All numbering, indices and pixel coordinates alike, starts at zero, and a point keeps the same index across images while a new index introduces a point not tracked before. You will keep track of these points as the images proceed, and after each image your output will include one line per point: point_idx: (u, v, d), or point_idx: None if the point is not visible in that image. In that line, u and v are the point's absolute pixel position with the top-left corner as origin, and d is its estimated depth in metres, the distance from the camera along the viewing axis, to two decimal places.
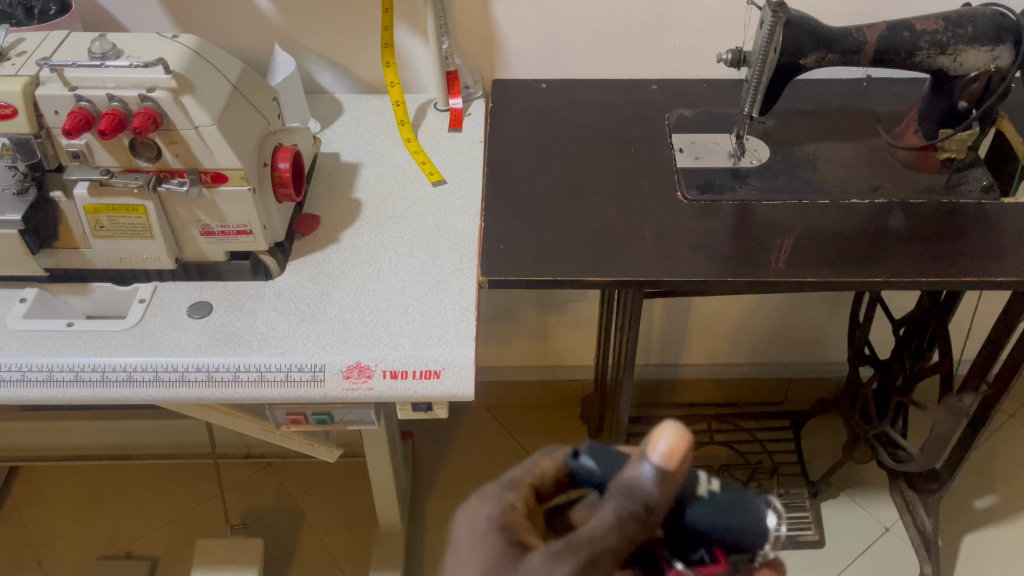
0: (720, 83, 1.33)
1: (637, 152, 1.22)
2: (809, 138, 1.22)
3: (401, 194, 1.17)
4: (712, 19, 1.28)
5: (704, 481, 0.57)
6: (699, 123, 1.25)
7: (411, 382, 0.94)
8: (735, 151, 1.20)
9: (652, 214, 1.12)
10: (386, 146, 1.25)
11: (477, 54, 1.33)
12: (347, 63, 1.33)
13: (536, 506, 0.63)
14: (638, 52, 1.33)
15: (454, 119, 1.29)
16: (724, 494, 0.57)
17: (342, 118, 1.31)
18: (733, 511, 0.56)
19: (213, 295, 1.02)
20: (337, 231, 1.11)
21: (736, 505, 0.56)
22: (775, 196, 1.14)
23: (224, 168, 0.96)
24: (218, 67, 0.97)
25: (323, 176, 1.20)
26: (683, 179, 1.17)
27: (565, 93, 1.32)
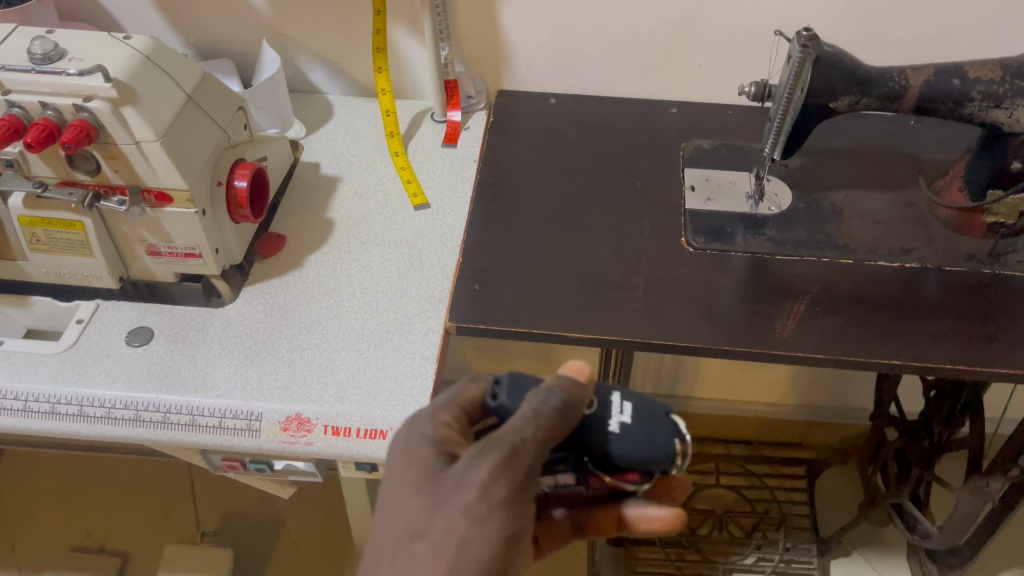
0: (746, 113, 1.20)
1: (643, 186, 1.10)
2: (838, 184, 1.09)
3: (378, 216, 1.07)
4: (744, 41, 1.15)
5: (612, 418, 0.70)
6: (717, 157, 1.12)
7: (354, 440, 0.84)
8: (754, 194, 1.07)
9: (651, 261, 1.00)
10: (371, 159, 1.15)
11: (483, 63, 1.22)
12: (342, 63, 1.24)
13: (466, 426, 0.71)
14: (659, 71, 1.21)
15: (449, 134, 1.19)
16: (632, 424, 0.70)
17: (330, 123, 1.21)
18: (641, 442, 0.69)
19: (156, 320, 0.94)
20: (301, 255, 1.02)
21: (642, 440, 0.69)
22: (791, 251, 1.01)
23: (169, 188, 0.87)
24: (171, 74, 0.87)
25: (299, 189, 1.10)
26: (691, 222, 1.04)
27: (575, 111, 1.21)
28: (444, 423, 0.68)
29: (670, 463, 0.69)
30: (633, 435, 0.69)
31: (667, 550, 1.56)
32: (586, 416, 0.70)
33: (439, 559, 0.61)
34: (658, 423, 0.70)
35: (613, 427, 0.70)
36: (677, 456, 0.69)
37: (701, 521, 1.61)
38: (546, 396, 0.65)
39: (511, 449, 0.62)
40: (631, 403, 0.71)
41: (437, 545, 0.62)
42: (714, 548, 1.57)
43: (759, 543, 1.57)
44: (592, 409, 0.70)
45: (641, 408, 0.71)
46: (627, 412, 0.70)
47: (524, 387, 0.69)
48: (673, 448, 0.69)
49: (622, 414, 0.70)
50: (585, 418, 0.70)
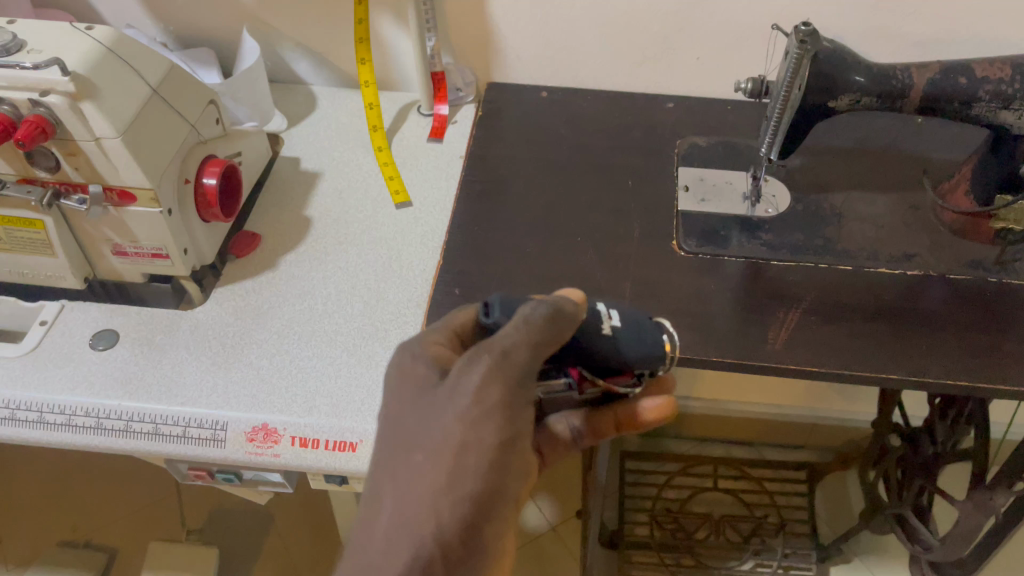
0: (746, 109, 1.15)
1: (635, 185, 1.05)
2: (839, 186, 1.04)
3: (357, 214, 1.03)
4: (743, 33, 1.10)
5: (605, 324, 0.68)
6: (713, 155, 1.07)
7: (322, 453, 0.81)
8: (750, 194, 1.03)
9: (639, 265, 0.96)
10: (353, 154, 1.11)
11: (471, 55, 1.17)
12: (326, 53, 1.19)
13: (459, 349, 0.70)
14: (655, 65, 1.16)
15: (435, 128, 1.15)
16: (624, 329, 0.69)
17: (313, 116, 1.17)
18: (639, 341, 0.69)
19: (122, 322, 0.91)
20: (276, 256, 0.98)
21: (639, 339, 0.69)
22: (787, 256, 0.96)
23: (131, 187, 0.83)
24: (135, 67, 0.83)
25: (277, 185, 1.06)
26: (683, 224, 1.00)
27: (567, 105, 1.16)
28: (435, 342, 0.68)
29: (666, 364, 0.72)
30: (633, 340, 0.69)
31: (662, 555, 1.52)
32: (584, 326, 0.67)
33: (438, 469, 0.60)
34: (650, 329, 0.70)
35: (608, 330, 0.69)
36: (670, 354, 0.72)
37: (697, 525, 1.57)
38: (539, 305, 0.63)
39: (502, 352, 0.61)
40: (617, 311, 0.71)
41: (435, 454, 0.61)
42: (710, 554, 1.53)
43: (757, 548, 1.53)
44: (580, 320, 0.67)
45: (628, 315, 0.71)
46: (617, 319, 0.70)
47: (511, 304, 0.65)
48: (666, 353, 0.71)
49: (615, 321, 0.69)
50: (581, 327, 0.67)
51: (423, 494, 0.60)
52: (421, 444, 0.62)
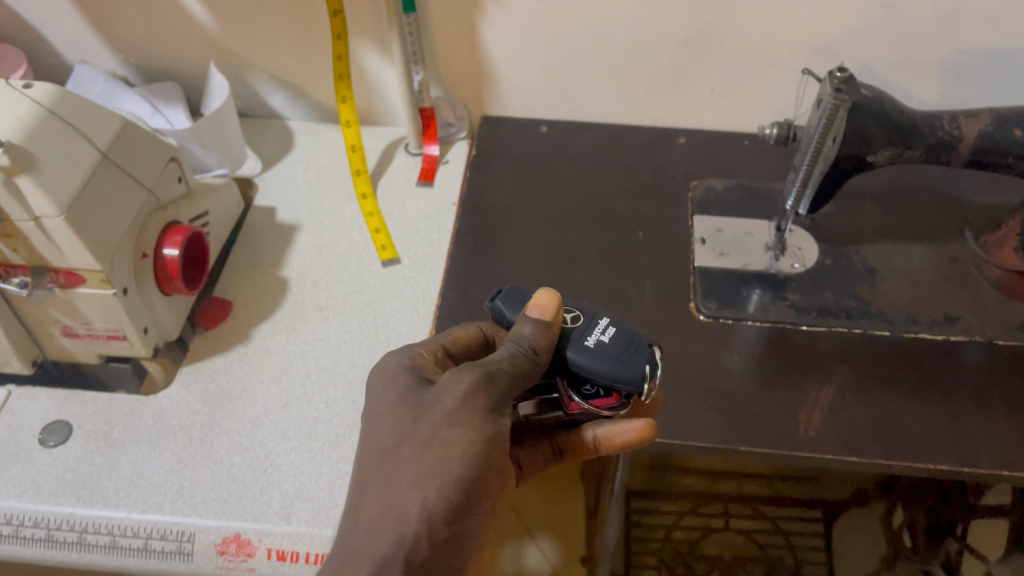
0: (764, 145, 1.05)
1: (645, 237, 0.95)
2: (870, 236, 0.94)
3: (339, 276, 0.93)
4: (762, 65, 1.00)
5: (591, 338, 0.68)
6: (731, 202, 0.98)
7: (301, 569, 0.70)
8: (774, 247, 0.93)
9: (653, 333, 0.86)
10: (335, 203, 1.01)
11: (463, 87, 1.07)
12: (304, 86, 1.08)
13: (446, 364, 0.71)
14: (665, 97, 1.05)
15: (424, 171, 1.04)
16: (608, 347, 0.67)
17: (290, 157, 1.06)
18: (612, 362, 0.66)
19: (77, 411, 0.81)
20: (250, 327, 0.88)
21: (614, 360, 0.66)
22: (817, 321, 0.87)
23: (79, 268, 0.73)
24: (81, 130, 0.73)
25: (250, 241, 0.96)
26: (701, 284, 0.90)
27: (568, 142, 1.06)
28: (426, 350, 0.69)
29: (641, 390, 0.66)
30: (604, 352, 0.67)
31: None
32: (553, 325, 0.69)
33: (424, 458, 0.57)
34: (631, 350, 0.67)
35: (591, 343, 0.68)
36: (646, 380, 0.66)
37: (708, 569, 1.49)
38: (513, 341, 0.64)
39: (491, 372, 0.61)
40: (614, 327, 0.69)
41: (422, 446, 0.58)
42: None
43: None
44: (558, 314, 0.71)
45: (625, 333, 0.69)
46: (607, 334, 0.69)
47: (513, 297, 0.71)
48: (638, 376, 0.66)
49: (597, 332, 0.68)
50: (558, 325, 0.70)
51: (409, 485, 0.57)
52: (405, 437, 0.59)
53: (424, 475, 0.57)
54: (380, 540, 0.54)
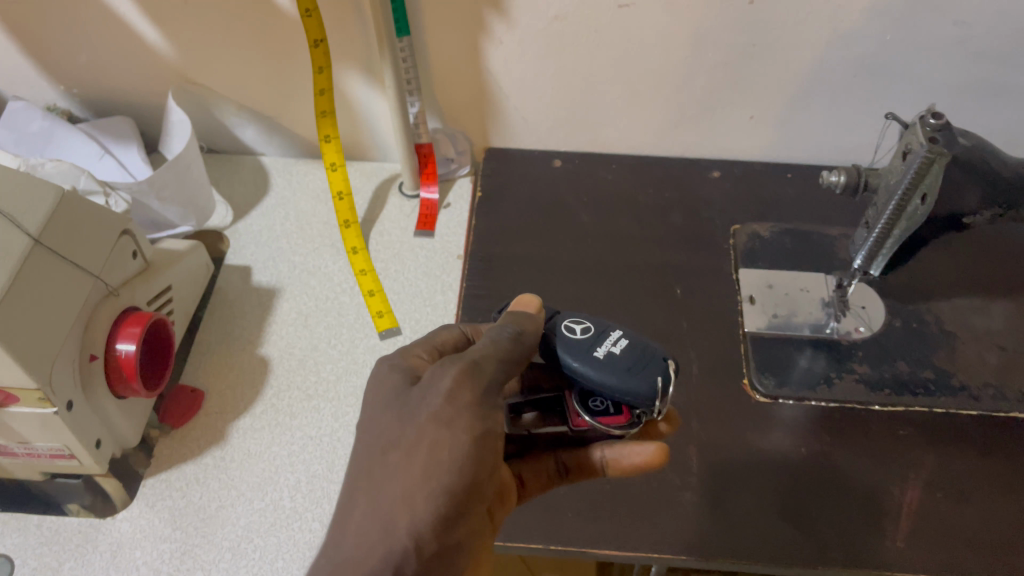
0: (809, 180, 0.92)
1: (684, 296, 0.82)
2: (942, 290, 0.82)
3: (329, 353, 0.79)
4: (812, 89, 0.87)
5: (600, 348, 0.59)
6: (780, 251, 0.85)
7: None
8: (833, 307, 0.81)
9: (702, 419, 0.74)
10: (321, 260, 0.86)
11: (464, 118, 0.92)
12: (279, 119, 0.93)
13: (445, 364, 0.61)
14: (696, 124, 0.92)
15: (423, 218, 0.91)
16: (620, 357, 0.58)
17: (265, 204, 0.91)
18: (622, 374, 0.57)
19: (18, 543, 0.67)
20: (225, 425, 0.74)
21: (624, 371, 0.57)
22: (891, 399, 0.75)
23: (8, 387, 0.58)
24: (6, 214, 0.58)
25: (222, 312, 0.82)
26: (754, 356, 0.78)
27: (586, 178, 0.93)
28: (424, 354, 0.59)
29: (649, 407, 0.58)
30: (613, 364, 0.58)
31: None
32: (555, 333, 0.61)
33: (413, 466, 0.49)
34: (644, 364, 0.58)
35: (600, 354, 0.58)
36: (657, 397, 0.57)
37: None
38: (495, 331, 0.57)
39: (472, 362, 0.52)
40: (628, 338, 0.60)
41: (409, 453, 0.49)
42: None
43: None
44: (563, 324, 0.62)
45: (638, 345, 0.60)
46: (619, 345, 0.59)
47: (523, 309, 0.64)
48: (647, 391, 0.57)
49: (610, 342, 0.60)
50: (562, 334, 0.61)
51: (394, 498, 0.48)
52: (391, 443, 0.50)
53: (412, 484, 0.48)
54: (357, 565, 0.45)
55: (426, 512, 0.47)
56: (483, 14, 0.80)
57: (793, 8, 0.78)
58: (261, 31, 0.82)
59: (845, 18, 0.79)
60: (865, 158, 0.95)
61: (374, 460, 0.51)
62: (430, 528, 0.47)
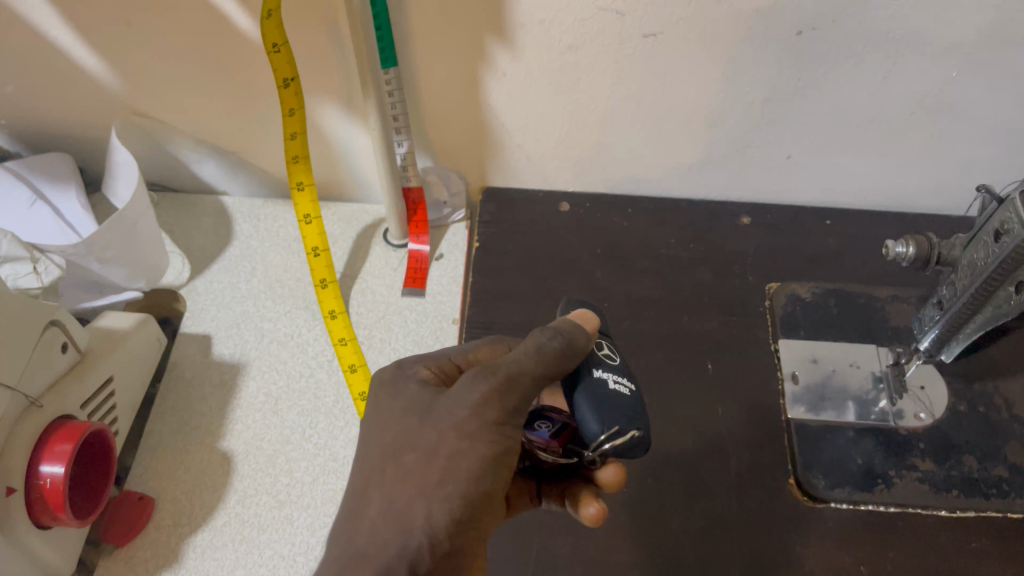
0: (850, 229, 0.83)
1: (716, 373, 0.72)
2: (1008, 366, 0.71)
3: (303, 447, 0.67)
4: (862, 131, 0.75)
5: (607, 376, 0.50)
6: (824, 317, 0.74)
7: None
8: (890, 385, 0.69)
9: (744, 530, 0.63)
10: (294, 327, 0.75)
11: (459, 155, 0.80)
12: (243, 157, 0.80)
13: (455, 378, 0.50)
14: (724, 167, 0.80)
15: (412, 273, 0.79)
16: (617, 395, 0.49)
17: (228, 259, 0.79)
18: (603, 404, 0.48)
19: None
20: (179, 542, 0.62)
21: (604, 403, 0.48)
22: (961, 503, 0.64)
23: None
24: None
25: (178, 396, 0.70)
26: (799, 450, 0.67)
27: (598, 228, 0.82)
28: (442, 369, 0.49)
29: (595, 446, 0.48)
30: (600, 392, 0.49)
31: None
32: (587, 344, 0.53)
33: (430, 465, 0.42)
34: (630, 413, 0.48)
35: (599, 377, 0.50)
36: (606, 445, 0.47)
37: None
38: (541, 334, 0.47)
39: (507, 376, 0.44)
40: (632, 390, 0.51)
41: (428, 455, 0.43)
42: None
43: None
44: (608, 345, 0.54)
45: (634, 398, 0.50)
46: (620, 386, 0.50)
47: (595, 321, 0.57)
48: (594, 430, 0.47)
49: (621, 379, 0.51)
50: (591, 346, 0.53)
51: (407, 496, 0.41)
52: (406, 434, 0.44)
53: (429, 485, 0.42)
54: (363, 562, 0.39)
55: (442, 515, 0.41)
56: (484, 43, 0.67)
57: (847, 41, 0.65)
58: (220, 61, 0.68)
59: (907, 51, 0.66)
60: (912, 202, 0.84)
61: (385, 456, 0.44)
62: (445, 529, 0.41)
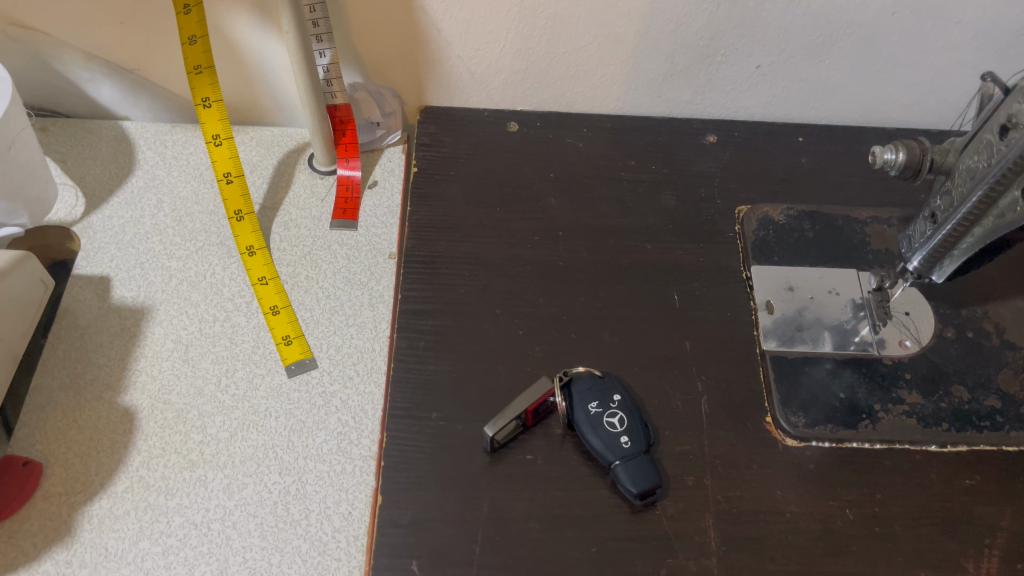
0: (824, 146, 0.76)
1: (683, 304, 0.65)
2: (997, 289, 0.66)
3: (217, 401, 0.59)
4: (840, 36, 0.67)
5: (620, 435, 0.54)
6: (799, 239, 0.68)
7: None
8: (870, 311, 0.63)
9: (720, 476, 0.56)
10: (207, 265, 0.65)
11: (394, 68, 0.71)
12: (144, 76, 0.70)
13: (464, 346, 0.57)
14: (688, 80, 0.73)
15: (342, 203, 0.70)
16: (606, 429, 0.54)
17: (130, 192, 0.69)
18: (593, 427, 0.55)
19: None
20: (72, 513, 0.53)
21: (597, 428, 0.54)
22: (951, 438, 0.58)
23: None
24: None
25: (72, 347, 0.61)
26: (776, 386, 0.60)
27: (549, 150, 0.74)
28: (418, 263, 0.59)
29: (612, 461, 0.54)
30: (602, 432, 0.54)
31: None
32: (609, 415, 0.55)
33: None
34: (629, 455, 0.54)
35: (614, 434, 0.54)
36: (607, 456, 0.54)
37: None
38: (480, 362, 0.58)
39: None
40: (631, 435, 0.54)
41: None
42: None
43: None
44: (644, 428, 0.56)
45: (637, 440, 0.54)
46: (624, 436, 0.54)
47: (639, 471, 0.53)
48: (596, 444, 0.54)
49: (627, 430, 0.54)
50: (623, 453, 0.54)
51: None
52: None
53: None
54: None
55: None
56: None
57: None
58: None
59: None
60: (889, 116, 0.77)
61: None
62: None
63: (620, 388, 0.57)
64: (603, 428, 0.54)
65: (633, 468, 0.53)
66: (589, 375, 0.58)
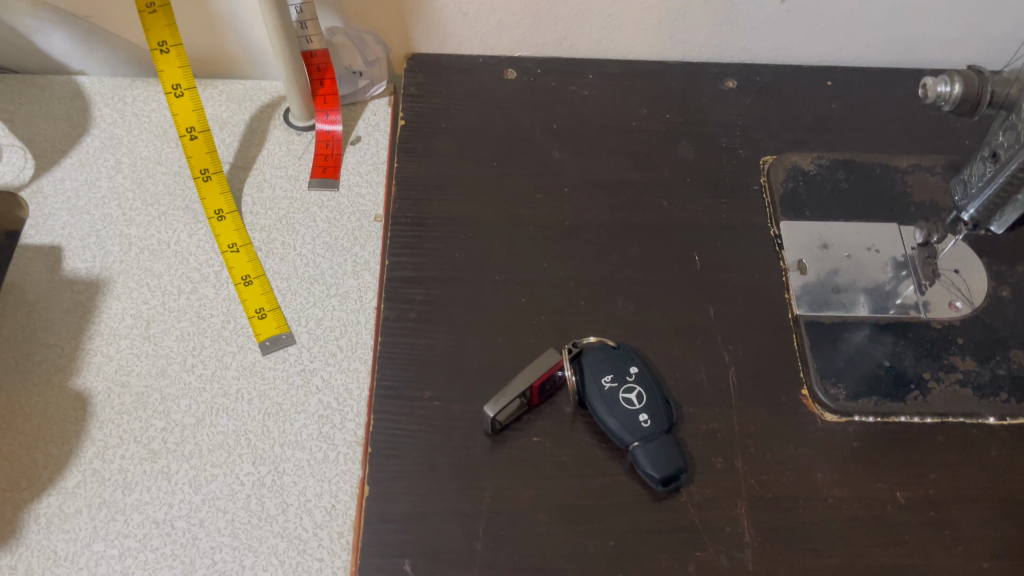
0: (855, 90, 0.68)
1: (704, 265, 0.58)
2: None
3: (181, 383, 0.52)
4: None
5: (638, 413, 0.47)
6: (832, 192, 0.61)
7: None
8: (915, 270, 0.56)
9: (752, 457, 0.49)
10: (171, 232, 0.59)
11: (376, 10, 0.64)
12: (97, 26, 0.63)
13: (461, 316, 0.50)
14: (705, 19, 0.65)
15: (321, 162, 0.63)
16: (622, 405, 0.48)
17: (86, 153, 0.62)
18: (608, 403, 0.48)
19: None
20: (17, 513, 0.47)
21: (611, 404, 0.48)
22: (1012, 409, 0.51)
23: None
24: None
25: (18, 327, 0.54)
26: (812, 354, 0.53)
27: (551, 99, 0.67)
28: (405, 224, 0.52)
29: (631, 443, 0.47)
30: (617, 409, 0.48)
31: None
32: (625, 389, 0.48)
33: None
34: (649, 437, 0.47)
35: (631, 412, 0.47)
36: (623, 436, 0.47)
37: None
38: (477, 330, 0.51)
39: None
40: (650, 413, 0.48)
41: None
42: None
43: None
44: (664, 405, 0.49)
45: (658, 418, 0.48)
46: (642, 414, 0.47)
47: (661, 454, 0.46)
48: (609, 421, 0.48)
49: (646, 407, 0.48)
50: (641, 434, 0.47)
51: None
52: None
53: None
54: None
55: None
56: None
57: None
58: None
59: None
60: (926, 55, 0.70)
61: None
62: None
63: (637, 360, 0.50)
64: (618, 405, 0.48)
65: (653, 450, 0.47)
66: (602, 344, 0.52)
